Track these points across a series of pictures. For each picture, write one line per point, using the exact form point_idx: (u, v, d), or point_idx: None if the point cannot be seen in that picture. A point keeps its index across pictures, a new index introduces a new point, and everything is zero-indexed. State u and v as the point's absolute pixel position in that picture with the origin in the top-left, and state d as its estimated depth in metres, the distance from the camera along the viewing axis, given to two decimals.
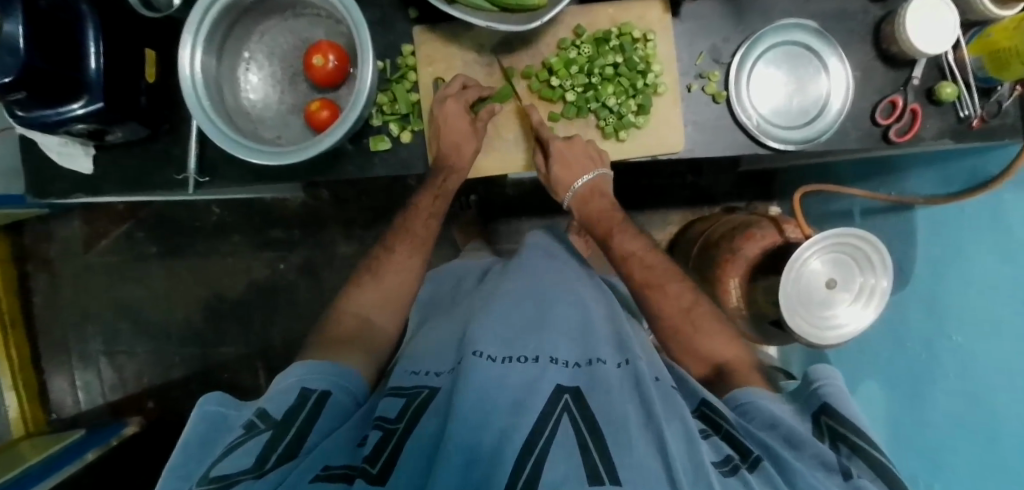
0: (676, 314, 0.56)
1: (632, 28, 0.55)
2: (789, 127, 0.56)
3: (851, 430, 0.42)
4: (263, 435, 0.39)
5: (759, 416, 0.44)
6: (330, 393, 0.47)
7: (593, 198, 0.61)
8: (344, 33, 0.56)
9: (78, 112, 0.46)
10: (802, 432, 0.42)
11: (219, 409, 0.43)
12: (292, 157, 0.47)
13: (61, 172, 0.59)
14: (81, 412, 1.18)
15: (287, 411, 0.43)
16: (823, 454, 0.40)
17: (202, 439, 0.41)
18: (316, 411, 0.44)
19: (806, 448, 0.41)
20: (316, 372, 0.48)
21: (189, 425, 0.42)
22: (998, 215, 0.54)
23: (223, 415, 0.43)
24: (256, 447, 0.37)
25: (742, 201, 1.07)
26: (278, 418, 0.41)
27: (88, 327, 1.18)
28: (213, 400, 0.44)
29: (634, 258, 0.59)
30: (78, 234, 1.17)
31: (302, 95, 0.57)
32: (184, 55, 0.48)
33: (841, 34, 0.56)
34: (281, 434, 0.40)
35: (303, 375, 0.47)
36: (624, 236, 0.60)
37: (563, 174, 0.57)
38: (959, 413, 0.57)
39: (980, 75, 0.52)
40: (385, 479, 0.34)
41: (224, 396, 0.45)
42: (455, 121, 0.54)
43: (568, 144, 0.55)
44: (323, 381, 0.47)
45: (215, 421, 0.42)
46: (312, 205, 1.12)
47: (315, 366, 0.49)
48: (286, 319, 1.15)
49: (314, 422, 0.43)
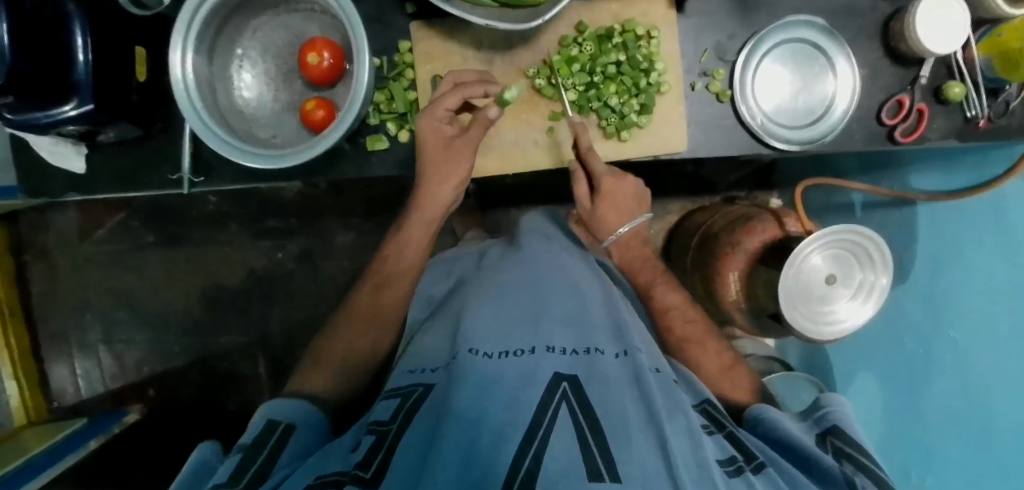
0: (711, 364, 0.57)
1: (635, 25, 0.53)
2: (793, 127, 0.55)
3: (857, 450, 0.43)
4: (235, 458, 0.40)
5: (771, 434, 0.46)
6: (296, 426, 0.47)
7: (632, 245, 0.62)
8: (339, 28, 0.55)
9: (70, 115, 0.46)
10: (812, 449, 0.43)
11: (209, 453, 0.44)
12: (291, 159, 0.46)
13: (53, 170, 0.58)
14: (82, 399, 1.20)
15: (258, 436, 0.44)
16: (829, 469, 0.40)
17: (186, 481, 0.41)
18: (287, 436, 0.45)
19: (814, 464, 0.41)
20: (285, 405, 0.49)
21: (181, 473, 0.43)
22: (1003, 212, 0.54)
23: (210, 458, 0.44)
24: (229, 469, 0.39)
25: (742, 191, 1.07)
26: (248, 444, 0.43)
27: (86, 316, 1.19)
28: (208, 448, 0.45)
29: (676, 312, 0.60)
30: (73, 223, 1.16)
31: (297, 93, 0.56)
32: (176, 57, 0.47)
33: (848, 31, 0.55)
34: (252, 456, 0.41)
35: (269, 411, 0.48)
36: (657, 284, 0.62)
37: (609, 213, 0.59)
38: (953, 404, 0.59)
39: (989, 75, 0.51)
40: (378, 481, 0.34)
41: (216, 446, 0.46)
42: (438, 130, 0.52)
43: (619, 183, 0.57)
44: (292, 414, 0.48)
45: (203, 464, 0.43)
46: (309, 194, 1.11)
47: (280, 403, 0.50)
48: (285, 309, 1.15)
49: (285, 446, 0.44)
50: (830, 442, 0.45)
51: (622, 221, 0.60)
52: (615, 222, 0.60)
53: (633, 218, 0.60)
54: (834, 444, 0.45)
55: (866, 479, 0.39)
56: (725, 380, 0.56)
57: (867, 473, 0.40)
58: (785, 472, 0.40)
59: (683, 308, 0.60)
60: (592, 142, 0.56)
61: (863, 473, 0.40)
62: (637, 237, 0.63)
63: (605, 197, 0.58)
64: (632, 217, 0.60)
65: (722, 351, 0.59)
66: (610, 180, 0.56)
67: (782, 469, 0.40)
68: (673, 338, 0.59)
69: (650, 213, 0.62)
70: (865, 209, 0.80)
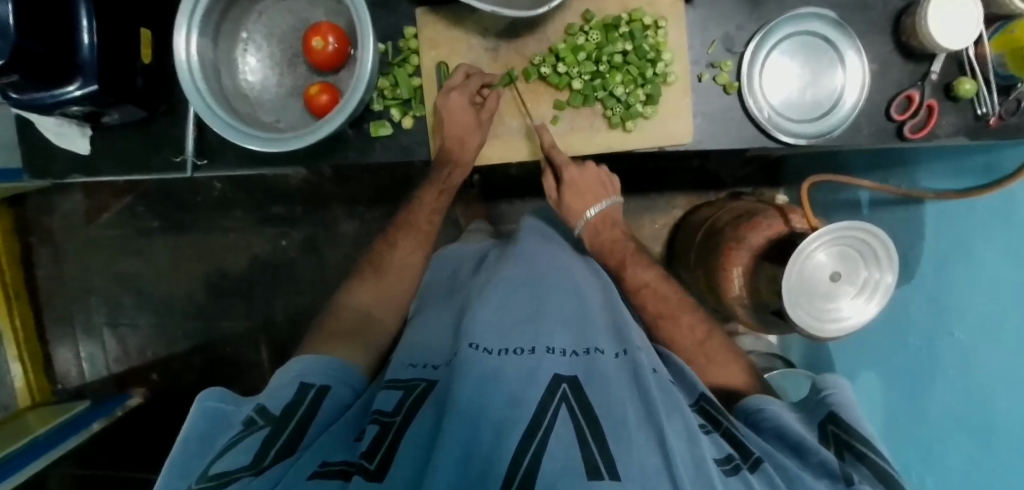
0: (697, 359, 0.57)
1: (642, 15, 0.53)
2: (801, 121, 0.54)
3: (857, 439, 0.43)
4: (262, 431, 0.40)
5: (766, 424, 0.45)
6: (329, 387, 0.48)
7: (604, 227, 0.66)
8: (344, 13, 0.54)
9: (76, 95, 0.46)
10: (808, 439, 0.42)
11: (219, 404, 0.44)
12: (298, 143, 0.46)
13: (58, 152, 0.58)
14: (86, 382, 1.21)
15: (286, 406, 0.44)
16: (825, 460, 0.40)
17: (200, 434, 0.41)
18: (316, 404, 0.45)
19: (809, 456, 0.41)
20: (315, 367, 0.49)
21: (188, 421, 0.43)
22: (1011, 213, 0.54)
23: (221, 410, 0.44)
24: (253, 445, 0.38)
25: (749, 186, 1.06)
26: (276, 414, 0.42)
27: (91, 300, 1.20)
28: (214, 396, 0.45)
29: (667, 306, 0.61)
30: (79, 207, 1.17)
31: (300, 78, 0.56)
32: (180, 39, 0.47)
33: (859, 24, 0.54)
34: (279, 432, 0.40)
35: (301, 369, 0.49)
36: (660, 283, 0.62)
37: (575, 199, 0.64)
38: (957, 408, 0.59)
39: (1000, 72, 0.50)
40: (383, 475, 0.34)
41: (225, 393, 0.46)
42: (457, 116, 0.53)
43: (581, 172, 0.62)
44: (323, 375, 0.48)
45: (214, 416, 0.43)
46: (313, 182, 1.11)
47: (313, 362, 0.50)
48: (288, 297, 1.16)
49: (313, 417, 0.43)
50: (830, 431, 0.45)
51: (588, 207, 0.64)
52: (585, 206, 0.65)
53: (601, 201, 0.65)
54: (833, 432, 0.45)
55: (866, 472, 0.40)
56: (699, 354, 0.57)
57: (865, 463, 0.41)
58: (781, 467, 0.39)
59: (659, 293, 0.61)
60: (597, 133, 0.56)
61: (862, 464, 0.41)
62: (609, 219, 0.66)
63: (570, 187, 0.63)
64: (598, 202, 0.65)
65: (701, 330, 0.58)
66: (573, 169, 0.61)
67: (778, 465, 0.40)
68: (648, 313, 0.60)
69: (618, 195, 0.67)
70: (872, 207, 0.79)
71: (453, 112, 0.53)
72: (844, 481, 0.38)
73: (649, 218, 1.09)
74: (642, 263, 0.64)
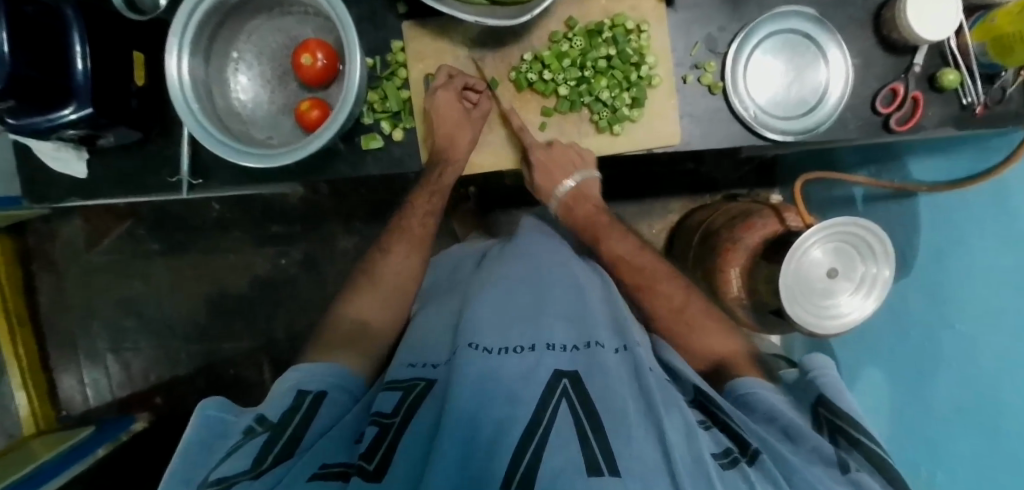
0: (697, 344, 0.56)
1: (625, 19, 0.53)
2: (786, 117, 0.55)
3: (849, 422, 0.43)
4: (261, 437, 0.39)
5: (759, 409, 0.44)
6: (326, 393, 0.48)
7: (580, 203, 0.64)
8: (332, 29, 0.55)
9: (70, 119, 0.46)
10: (800, 424, 0.41)
11: (220, 413, 0.43)
12: (287, 158, 0.46)
13: (55, 177, 0.59)
14: (90, 408, 1.20)
15: (284, 412, 0.44)
16: (820, 447, 0.39)
17: (202, 443, 0.41)
18: (313, 409, 0.45)
19: (802, 441, 0.40)
20: (314, 374, 0.49)
21: (189, 429, 0.42)
22: (1005, 202, 0.53)
23: (223, 419, 0.43)
24: (254, 449, 0.38)
25: (743, 187, 1.06)
26: (275, 421, 0.42)
27: (94, 325, 1.20)
28: (215, 406, 0.44)
29: (665, 305, 0.58)
30: (80, 233, 1.18)
31: (291, 95, 0.57)
32: (170, 60, 0.47)
33: (840, 21, 0.55)
34: (279, 434, 0.40)
35: (297, 379, 0.49)
36: (649, 274, 0.61)
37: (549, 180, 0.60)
38: (960, 396, 0.57)
39: (983, 61, 0.51)
40: (383, 475, 0.33)
41: (226, 402, 0.45)
42: (449, 112, 0.54)
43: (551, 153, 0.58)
44: (322, 382, 0.49)
45: (217, 427, 0.42)
46: (310, 199, 1.12)
47: (314, 369, 0.50)
48: (289, 314, 1.16)
49: (311, 420, 0.43)
50: (823, 415, 0.45)
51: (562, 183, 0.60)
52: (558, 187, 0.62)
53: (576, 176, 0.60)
54: (825, 417, 0.44)
55: (859, 456, 0.40)
56: (708, 354, 0.55)
57: (861, 450, 0.40)
58: (779, 458, 0.38)
59: (658, 285, 0.60)
60: (585, 136, 0.58)
61: (857, 450, 0.40)
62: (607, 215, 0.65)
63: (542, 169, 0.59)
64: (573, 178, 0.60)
65: (727, 338, 0.57)
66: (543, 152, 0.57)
67: (776, 454, 0.39)
68: (657, 320, 0.59)
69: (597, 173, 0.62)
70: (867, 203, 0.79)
71: (441, 110, 0.54)
72: (840, 468, 0.38)
73: (646, 223, 1.09)
74: (638, 261, 0.63)
